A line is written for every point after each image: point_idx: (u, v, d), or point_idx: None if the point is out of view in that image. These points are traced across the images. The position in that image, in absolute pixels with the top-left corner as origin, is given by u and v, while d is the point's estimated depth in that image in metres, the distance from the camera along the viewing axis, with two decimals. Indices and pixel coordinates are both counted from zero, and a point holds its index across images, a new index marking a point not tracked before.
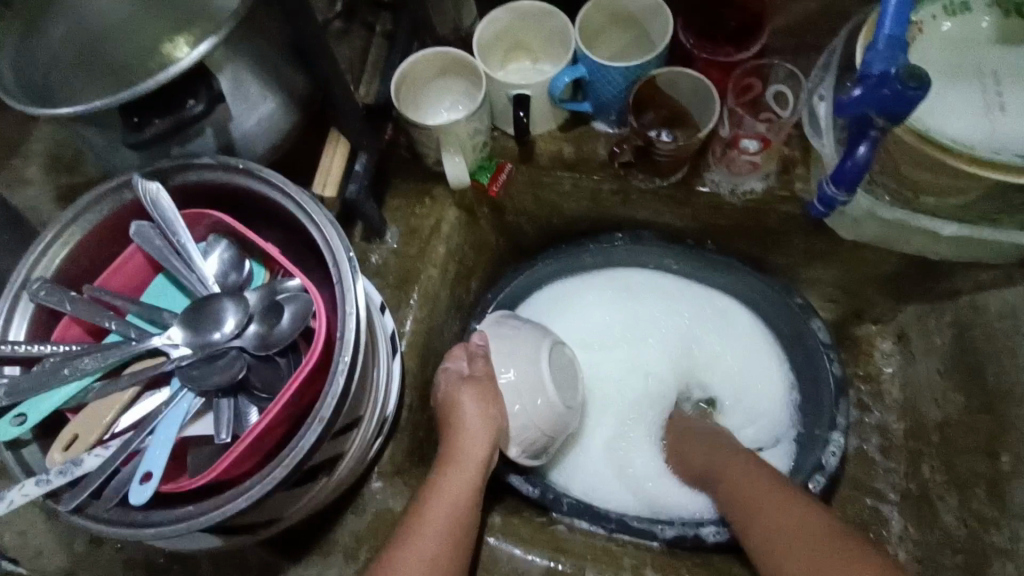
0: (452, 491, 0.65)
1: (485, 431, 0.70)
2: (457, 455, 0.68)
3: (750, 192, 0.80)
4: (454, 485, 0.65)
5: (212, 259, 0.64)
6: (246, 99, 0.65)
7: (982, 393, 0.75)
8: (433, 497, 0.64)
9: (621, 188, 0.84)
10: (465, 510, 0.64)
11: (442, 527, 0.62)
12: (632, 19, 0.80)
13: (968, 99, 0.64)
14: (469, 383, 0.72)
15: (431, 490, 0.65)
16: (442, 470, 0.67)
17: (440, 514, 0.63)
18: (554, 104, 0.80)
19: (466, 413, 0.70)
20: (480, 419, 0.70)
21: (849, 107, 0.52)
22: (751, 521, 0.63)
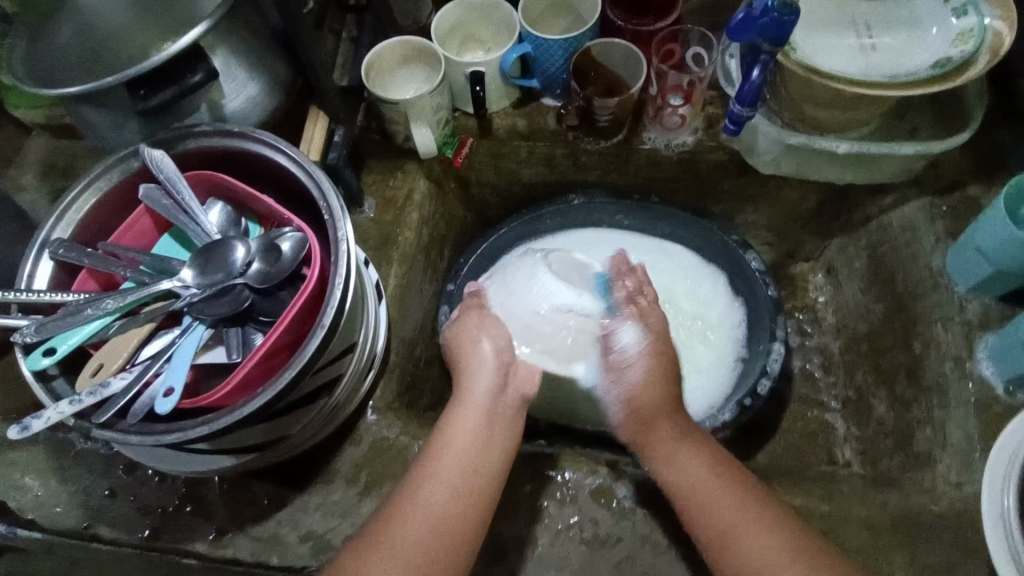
0: (459, 434, 0.65)
1: (494, 388, 0.69)
2: (462, 399, 0.68)
3: (682, 145, 0.92)
4: (460, 438, 0.64)
5: (213, 213, 0.72)
6: (235, 79, 0.75)
7: (894, 296, 0.87)
8: (444, 453, 0.63)
9: (572, 151, 0.96)
10: (477, 465, 0.63)
11: (448, 490, 0.61)
12: (567, 5, 0.92)
13: (844, 43, 0.77)
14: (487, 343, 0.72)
15: (439, 443, 0.64)
16: (448, 417, 0.66)
17: (453, 468, 0.62)
18: (505, 80, 0.91)
19: (481, 355, 0.71)
20: (493, 368, 0.70)
21: (739, 33, 0.64)
22: (697, 504, 0.61)
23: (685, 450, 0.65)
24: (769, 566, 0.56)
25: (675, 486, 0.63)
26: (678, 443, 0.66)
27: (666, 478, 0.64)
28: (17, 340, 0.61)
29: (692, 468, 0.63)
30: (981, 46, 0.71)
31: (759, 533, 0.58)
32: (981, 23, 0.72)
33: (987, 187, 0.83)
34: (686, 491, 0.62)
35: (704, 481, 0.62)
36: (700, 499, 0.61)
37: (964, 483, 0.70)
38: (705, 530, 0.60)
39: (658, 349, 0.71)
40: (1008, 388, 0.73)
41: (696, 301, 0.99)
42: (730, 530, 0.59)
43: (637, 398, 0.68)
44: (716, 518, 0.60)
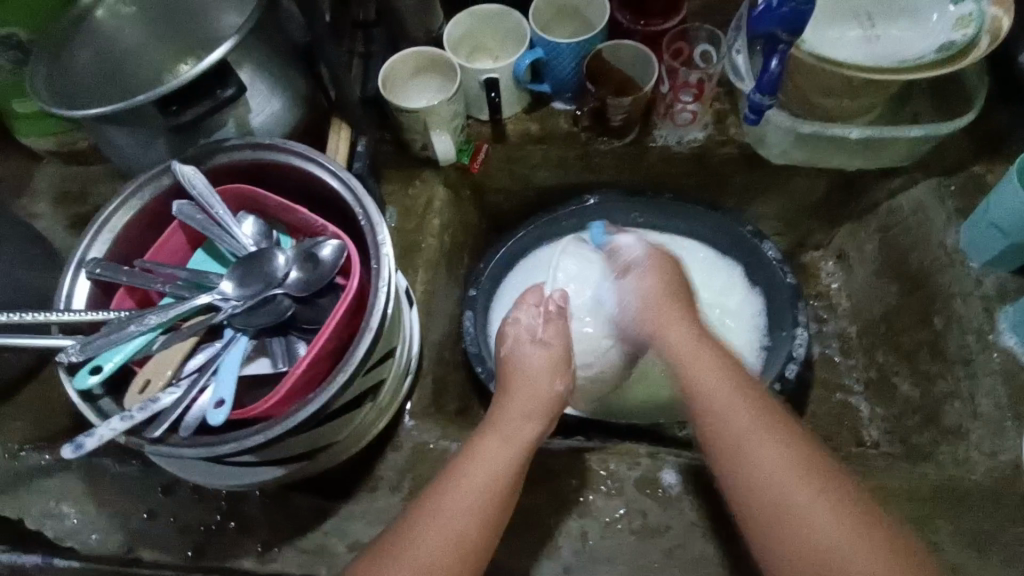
0: (490, 455, 0.65)
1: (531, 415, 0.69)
2: (500, 425, 0.68)
3: (694, 140, 0.94)
4: (490, 460, 0.64)
5: (246, 226, 0.72)
6: (260, 94, 0.75)
7: (909, 276, 0.89)
8: (470, 467, 0.64)
9: (586, 153, 0.98)
10: (501, 496, 0.63)
11: (467, 508, 0.61)
12: (574, 10, 0.94)
13: (849, 34, 0.80)
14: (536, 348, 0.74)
15: (467, 458, 0.65)
16: (483, 437, 0.67)
17: (479, 486, 0.62)
18: (519, 86, 0.93)
19: (528, 383, 0.71)
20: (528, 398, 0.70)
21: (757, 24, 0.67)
22: (722, 417, 0.62)
23: (707, 372, 0.65)
24: (780, 467, 0.58)
25: (699, 401, 0.64)
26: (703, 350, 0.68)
27: (692, 391, 0.65)
28: (62, 360, 0.61)
29: (719, 390, 0.64)
30: (983, 29, 0.74)
31: (775, 437, 0.60)
32: (979, 7, 0.75)
33: (992, 166, 0.87)
34: (713, 410, 0.63)
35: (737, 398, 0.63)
36: (722, 404, 0.63)
37: (998, 451, 0.72)
38: (724, 439, 0.61)
39: (663, 268, 0.77)
40: None
41: (715, 292, 1.00)
42: (756, 446, 0.60)
43: (643, 302, 0.75)
44: (738, 428, 0.61)
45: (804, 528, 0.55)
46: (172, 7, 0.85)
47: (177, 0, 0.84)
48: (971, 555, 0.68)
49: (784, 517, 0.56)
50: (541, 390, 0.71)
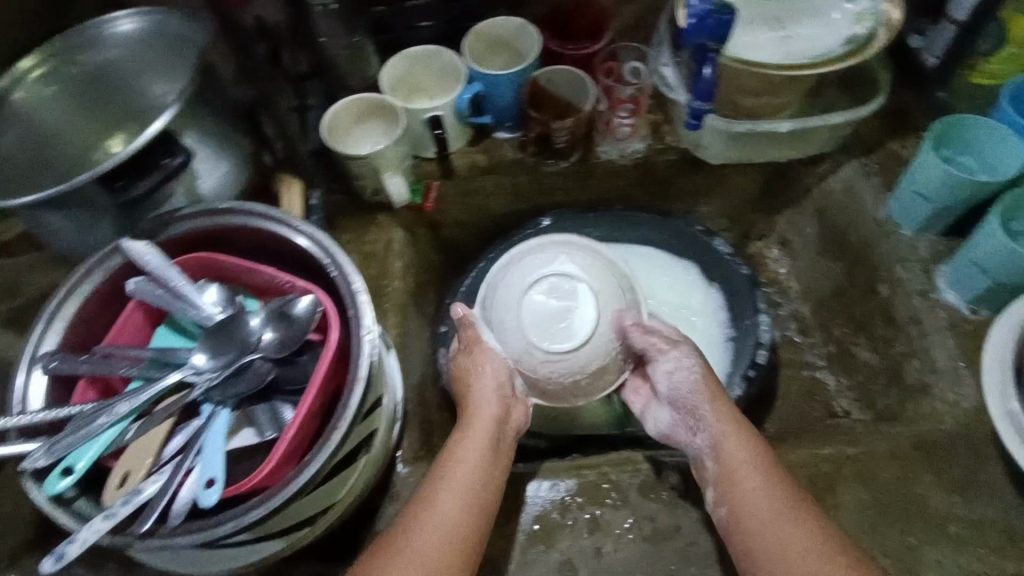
0: (472, 443, 0.67)
1: (501, 396, 0.72)
2: (473, 412, 0.70)
3: (635, 152, 0.98)
4: (473, 446, 0.67)
5: (209, 294, 0.68)
6: (206, 160, 0.74)
7: (851, 251, 0.95)
8: (455, 455, 0.66)
9: (535, 177, 1.00)
10: (486, 475, 0.65)
11: (458, 491, 0.63)
12: (505, 43, 0.97)
13: (764, 37, 0.86)
14: (492, 363, 0.74)
15: (453, 448, 0.67)
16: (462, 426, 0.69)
17: (467, 473, 0.65)
18: (462, 121, 0.95)
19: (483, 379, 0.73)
20: (496, 391, 0.72)
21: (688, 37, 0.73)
22: (743, 492, 0.63)
23: (736, 445, 0.66)
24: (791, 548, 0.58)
25: (726, 469, 0.65)
26: (735, 430, 0.68)
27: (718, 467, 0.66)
28: (28, 467, 0.56)
29: (746, 463, 0.65)
30: (878, 23, 0.83)
31: (789, 522, 0.60)
32: (874, 5, 0.84)
33: (906, 141, 0.94)
34: (735, 482, 0.64)
35: (756, 472, 0.64)
36: (746, 486, 0.63)
37: (960, 399, 0.77)
38: (740, 511, 0.63)
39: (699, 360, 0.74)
40: (972, 305, 0.82)
41: (674, 293, 1.04)
42: (762, 519, 0.61)
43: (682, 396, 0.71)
44: (753, 505, 0.62)
45: None
46: (102, 83, 0.82)
47: (105, 75, 0.81)
48: (956, 500, 0.72)
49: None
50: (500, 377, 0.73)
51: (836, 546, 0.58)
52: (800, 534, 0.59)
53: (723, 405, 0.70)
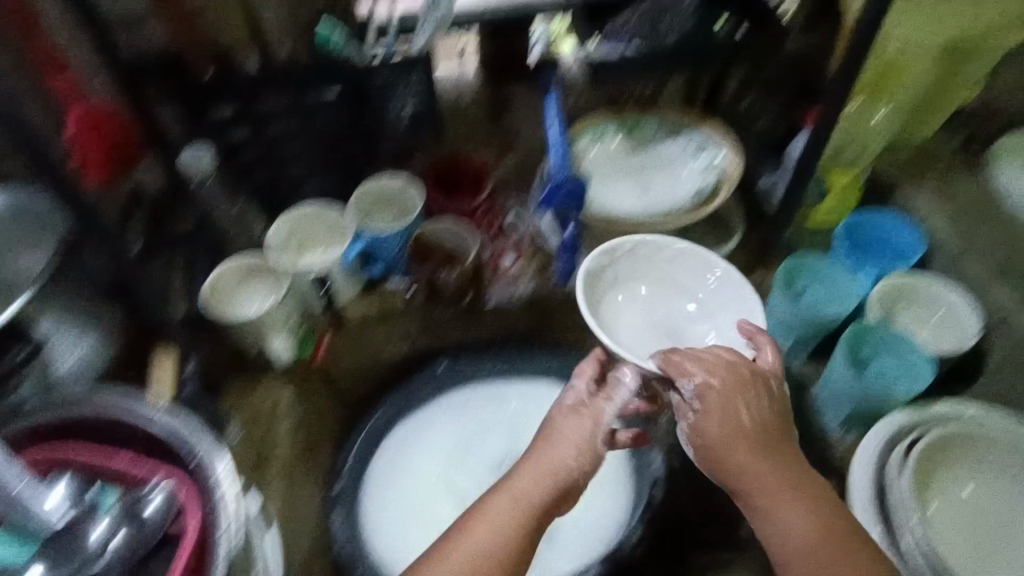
0: (530, 476, 0.66)
1: (578, 431, 0.69)
2: (547, 442, 0.69)
3: (523, 295, 1.02)
4: (527, 482, 0.65)
5: (58, 487, 0.60)
6: (66, 342, 0.78)
7: None
8: (504, 487, 0.65)
9: (426, 323, 1.03)
10: (543, 506, 0.65)
11: (510, 522, 0.63)
12: (393, 198, 0.99)
13: (624, 190, 0.95)
14: (570, 410, 0.71)
15: (507, 481, 0.66)
16: (534, 454, 0.68)
17: (505, 513, 0.63)
18: (351, 274, 0.96)
19: (561, 422, 0.71)
20: (575, 427, 0.70)
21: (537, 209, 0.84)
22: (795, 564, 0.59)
23: (790, 505, 0.62)
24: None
25: (776, 534, 0.61)
26: (790, 484, 0.63)
27: (765, 524, 0.62)
28: None
29: (801, 521, 0.61)
30: (721, 178, 0.93)
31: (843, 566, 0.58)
32: (714, 163, 0.95)
33: None
34: (781, 545, 0.61)
35: (815, 537, 0.60)
36: (802, 554, 0.59)
37: None
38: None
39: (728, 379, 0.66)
40: (841, 427, 0.85)
41: None
42: None
43: (709, 433, 0.64)
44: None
45: None
46: None
47: None
48: None
49: None
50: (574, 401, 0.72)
51: None
52: None
53: (779, 453, 0.64)
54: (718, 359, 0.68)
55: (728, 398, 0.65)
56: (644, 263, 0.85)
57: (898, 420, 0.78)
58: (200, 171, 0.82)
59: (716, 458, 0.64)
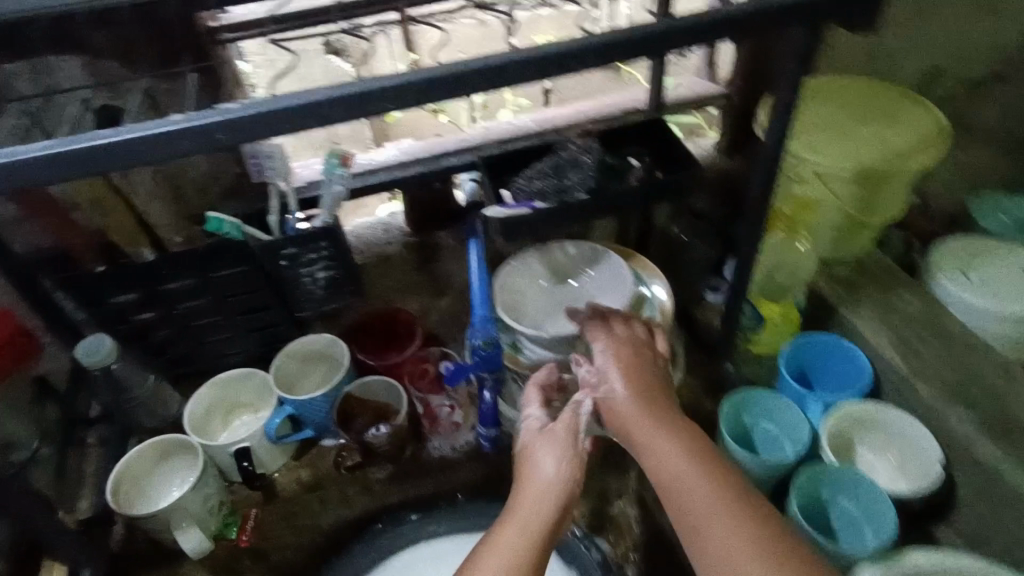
0: (517, 520, 0.61)
1: (559, 461, 0.65)
2: (525, 483, 0.64)
3: (466, 443, 0.96)
4: (515, 520, 0.61)
5: None
6: None
7: None
8: (497, 532, 0.61)
9: (363, 483, 0.96)
10: (543, 536, 0.60)
11: (516, 555, 0.59)
12: (321, 354, 0.94)
13: (550, 303, 0.88)
14: (541, 435, 0.68)
15: (501, 525, 0.61)
16: (517, 495, 0.64)
17: (504, 558, 0.58)
18: (277, 442, 0.90)
19: (537, 452, 0.66)
20: (552, 455, 0.65)
21: (456, 377, 0.90)
22: (683, 499, 0.58)
23: (665, 438, 0.61)
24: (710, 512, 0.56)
25: (664, 476, 0.60)
26: (682, 433, 0.63)
27: (654, 471, 0.61)
28: None
29: (678, 459, 0.60)
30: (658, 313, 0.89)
31: (717, 509, 0.56)
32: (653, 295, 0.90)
33: None
34: (670, 482, 0.59)
35: (691, 460, 0.59)
36: (681, 479, 0.59)
37: None
38: (681, 520, 0.58)
39: (621, 354, 0.70)
40: None
41: None
42: (704, 527, 0.56)
43: (608, 405, 0.66)
44: (694, 513, 0.57)
45: None
46: None
47: None
48: None
49: None
50: (533, 429, 0.69)
51: (774, 549, 0.53)
52: (729, 537, 0.55)
53: (653, 396, 0.66)
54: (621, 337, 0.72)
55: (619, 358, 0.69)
56: (549, 253, 0.94)
57: (915, 561, 0.68)
58: (99, 363, 0.77)
59: (615, 420, 0.66)
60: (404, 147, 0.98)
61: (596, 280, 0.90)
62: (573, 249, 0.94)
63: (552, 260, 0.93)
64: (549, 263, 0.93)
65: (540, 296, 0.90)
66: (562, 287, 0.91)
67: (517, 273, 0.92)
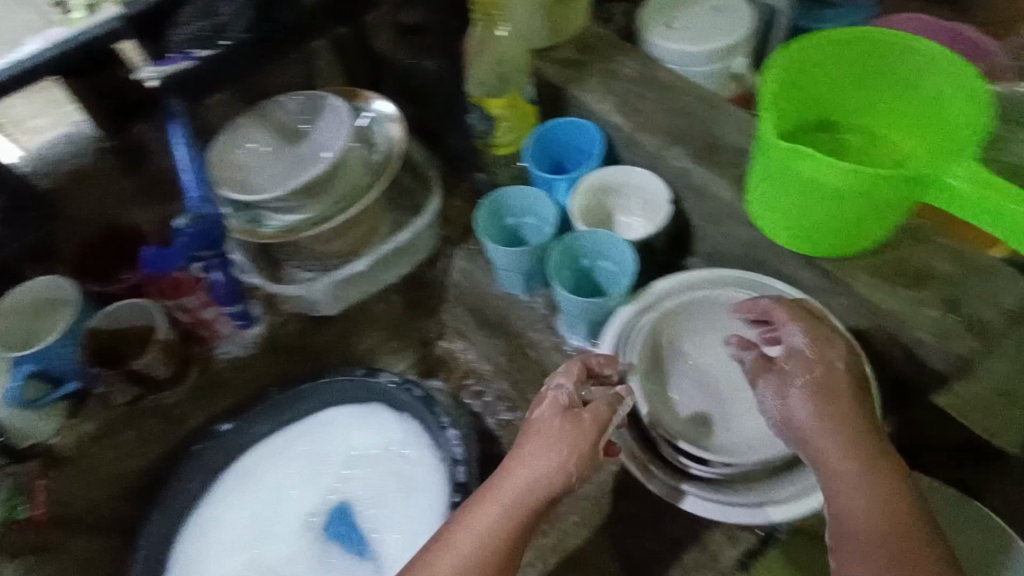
0: (515, 489, 0.62)
1: (568, 447, 0.63)
2: (528, 451, 0.63)
3: (256, 337, 0.92)
4: (514, 489, 0.62)
5: None
6: None
7: (499, 328, 0.97)
8: (492, 496, 0.62)
9: (160, 413, 0.89)
10: (532, 515, 0.61)
11: (502, 525, 0.60)
12: (48, 300, 0.83)
13: (279, 163, 0.81)
14: (558, 415, 0.65)
15: (495, 487, 0.63)
16: (517, 456, 0.64)
17: (490, 528, 0.60)
18: (32, 408, 0.80)
19: (544, 429, 0.64)
20: (561, 440, 0.63)
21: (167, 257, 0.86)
22: (854, 502, 0.58)
23: (853, 455, 0.59)
24: (866, 517, 0.57)
25: (848, 499, 0.58)
26: (861, 437, 0.60)
27: (839, 487, 0.59)
28: None
29: (855, 472, 0.59)
30: (389, 145, 0.86)
31: (898, 528, 0.56)
32: (382, 129, 0.87)
33: None
34: (855, 512, 0.57)
35: (876, 477, 0.58)
36: (863, 491, 0.58)
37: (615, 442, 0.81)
38: (854, 508, 0.58)
39: (822, 378, 0.63)
40: (592, 342, 0.85)
41: (370, 439, 0.97)
42: (876, 546, 0.56)
43: (795, 409, 0.62)
44: (863, 521, 0.57)
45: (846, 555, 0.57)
46: None
47: None
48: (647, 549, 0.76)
49: (858, 543, 0.56)
50: (558, 407, 0.66)
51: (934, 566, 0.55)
52: (894, 550, 0.55)
53: (856, 420, 0.61)
54: (806, 357, 0.64)
55: (832, 409, 0.61)
56: (267, 116, 0.86)
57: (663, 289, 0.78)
58: None
59: (803, 425, 0.62)
60: (49, 33, 0.76)
61: (321, 126, 0.84)
62: (289, 104, 0.86)
63: (271, 122, 0.85)
64: (269, 125, 0.85)
65: (263, 159, 0.82)
66: (284, 141, 0.84)
67: (234, 144, 0.83)
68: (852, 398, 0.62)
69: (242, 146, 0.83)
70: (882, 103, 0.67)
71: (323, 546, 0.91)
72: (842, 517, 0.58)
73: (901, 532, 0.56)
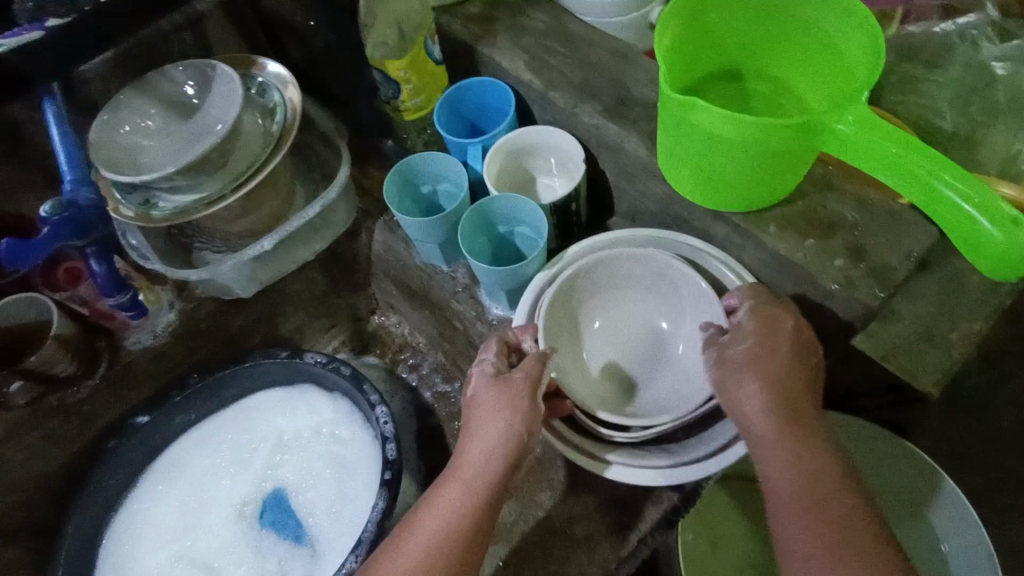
0: (467, 473, 0.59)
1: (508, 417, 0.60)
2: (472, 430, 0.61)
3: (169, 322, 0.89)
4: (467, 472, 0.59)
5: None
6: None
7: (424, 300, 0.94)
8: (444, 485, 0.59)
9: (68, 411, 0.85)
10: (491, 494, 0.58)
11: (461, 510, 0.57)
12: None
13: (172, 142, 0.76)
14: (496, 384, 0.62)
15: (448, 475, 0.60)
16: (464, 440, 0.61)
17: (450, 515, 0.57)
18: None
19: (483, 404, 0.61)
20: (500, 410, 0.60)
21: (31, 250, 0.74)
22: (782, 471, 0.56)
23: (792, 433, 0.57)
24: (790, 484, 0.55)
25: (780, 471, 0.56)
26: (796, 411, 0.58)
27: (767, 458, 0.57)
28: None
29: (791, 448, 0.56)
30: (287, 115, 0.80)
31: (831, 498, 0.54)
32: (278, 97, 0.81)
33: None
34: (786, 483, 0.55)
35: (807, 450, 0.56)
36: (794, 461, 0.55)
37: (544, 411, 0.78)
38: (786, 479, 0.55)
39: (761, 351, 0.60)
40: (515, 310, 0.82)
41: (299, 421, 0.94)
42: (806, 517, 0.53)
43: (734, 387, 0.59)
44: (793, 491, 0.55)
45: (782, 529, 0.54)
46: None
47: None
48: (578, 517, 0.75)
49: (787, 515, 0.54)
50: (487, 377, 0.63)
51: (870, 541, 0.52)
52: (826, 521, 0.53)
53: (795, 392, 0.58)
54: (744, 331, 0.61)
55: (767, 380, 0.58)
56: (156, 93, 0.80)
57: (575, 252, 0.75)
58: None
59: (735, 398, 0.59)
60: None
61: (212, 98, 0.78)
62: (178, 76, 0.80)
63: (161, 101, 0.80)
64: (159, 104, 0.80)
65: (153, 140, 0.77)
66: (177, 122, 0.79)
67: (120, 124, 0.77)
68: (791, 366, 0.59)
69: (130, 127, 0.77)
70: (786, 44, 0.64)
71: (258, 536, 0.89)
72: (767, 478, 0.56)
73: (823, 496, 0.54)
